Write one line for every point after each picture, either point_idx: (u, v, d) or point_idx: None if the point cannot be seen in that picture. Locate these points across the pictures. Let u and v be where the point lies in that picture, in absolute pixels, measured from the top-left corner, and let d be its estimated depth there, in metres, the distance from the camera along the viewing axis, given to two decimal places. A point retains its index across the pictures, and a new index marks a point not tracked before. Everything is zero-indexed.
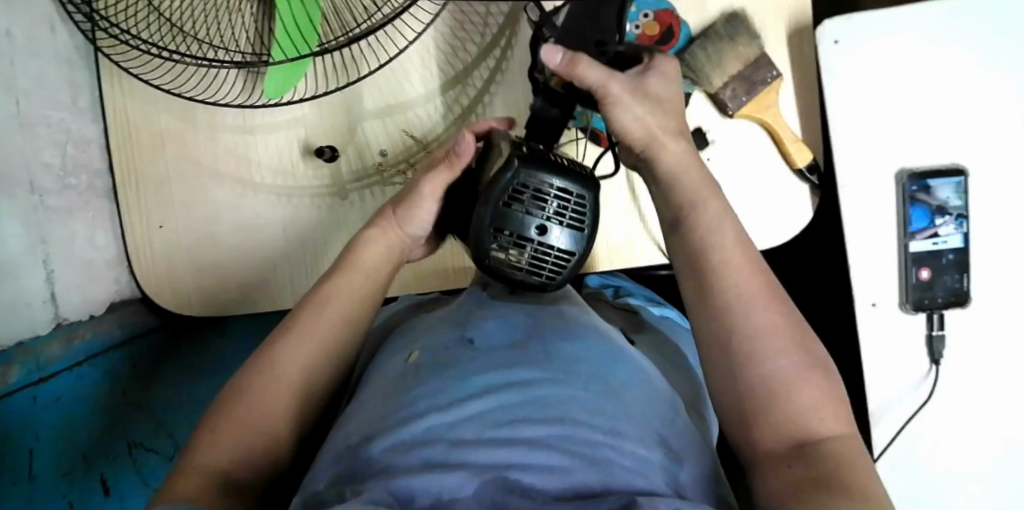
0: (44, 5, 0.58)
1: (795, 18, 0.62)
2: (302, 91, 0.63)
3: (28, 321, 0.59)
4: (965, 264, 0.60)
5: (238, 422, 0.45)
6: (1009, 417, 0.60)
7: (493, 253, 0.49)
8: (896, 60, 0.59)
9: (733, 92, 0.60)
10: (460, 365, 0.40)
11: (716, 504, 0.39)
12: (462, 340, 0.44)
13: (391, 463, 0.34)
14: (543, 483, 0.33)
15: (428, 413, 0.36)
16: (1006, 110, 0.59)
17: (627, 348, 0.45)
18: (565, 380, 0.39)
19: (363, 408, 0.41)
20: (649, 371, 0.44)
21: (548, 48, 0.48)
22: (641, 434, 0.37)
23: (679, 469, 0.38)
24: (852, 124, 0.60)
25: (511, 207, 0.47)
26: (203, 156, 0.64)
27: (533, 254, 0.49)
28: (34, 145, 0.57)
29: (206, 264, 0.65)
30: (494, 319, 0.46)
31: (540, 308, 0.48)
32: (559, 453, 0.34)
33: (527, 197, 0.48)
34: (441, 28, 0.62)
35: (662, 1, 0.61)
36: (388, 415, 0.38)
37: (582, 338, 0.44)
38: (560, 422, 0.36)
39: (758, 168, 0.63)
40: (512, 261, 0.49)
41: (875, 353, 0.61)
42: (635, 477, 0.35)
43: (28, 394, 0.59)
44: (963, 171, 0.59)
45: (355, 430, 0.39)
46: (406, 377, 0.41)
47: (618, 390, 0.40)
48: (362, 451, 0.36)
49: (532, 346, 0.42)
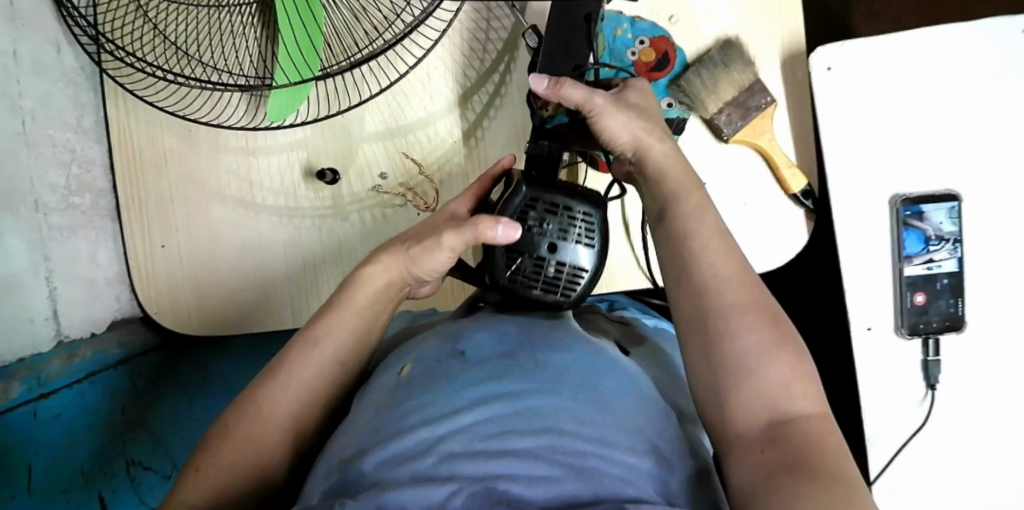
0: (52, 29, 0.59)
1: (789, 44, 0.63)
2: (305, 112, 0.64)
3: (30, 337, 0.58)
4: (959, 289, 0.60)
5: (233, 450, 0.44)
6: (1006, 442, 0.60)
7: (509, 274, 0.52)
8: (889, 86, 0.60)
9: (728, 117, 0.61)
10: (450, 376, 0.41)
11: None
12: (453, 351, 0.44)
13: (381, 478, 0.34)
14: (531, 493, 0.33)
15: (418, 427, 0.37)
16: (998, 136, 0.60)
17: (618, 358, 0.46)
18: (554, 389, 0.39)
19: (354, 422, 0.41)
20: (639, 379, 0.44)
21: (534, 76, 0.50)
22: (631, 442, 0.37)
23: (671, 477, 0.38)
24: (846, 149, 0.61)
25: (527, 223, 0.52)
26: (206, 177, 0.65)
27: (545, 271, 0.52)
28: (39, 164, 0.58)
29: (217, 271, 0.66)
30: (486, 329, 0.46)
31: (531, 322, 0.48)
32: (546, 463, 0.34)
33: (539, 218, 0.52)
34: (442, 53, 0.63)
35: (657, 28, 0.63)
36: (380, 429, 0.38)
37: (572, 348, 0.44)
38: (548, 433, 0.36)
39: (754, 192, 0.64)
40: (528, 280, 0.52)
41: (872, 377, 0.62)
42: (624, 485, 0.35)
43: (28, 410, 0.58)
44: (956, 196, 0.60)
45: (347, 443, 0.39)
46: (397, 391, 0.42)
47: (607, 398, 0.40)
48: (354, 467, 0.36)
49: (522, 356, 0.42)
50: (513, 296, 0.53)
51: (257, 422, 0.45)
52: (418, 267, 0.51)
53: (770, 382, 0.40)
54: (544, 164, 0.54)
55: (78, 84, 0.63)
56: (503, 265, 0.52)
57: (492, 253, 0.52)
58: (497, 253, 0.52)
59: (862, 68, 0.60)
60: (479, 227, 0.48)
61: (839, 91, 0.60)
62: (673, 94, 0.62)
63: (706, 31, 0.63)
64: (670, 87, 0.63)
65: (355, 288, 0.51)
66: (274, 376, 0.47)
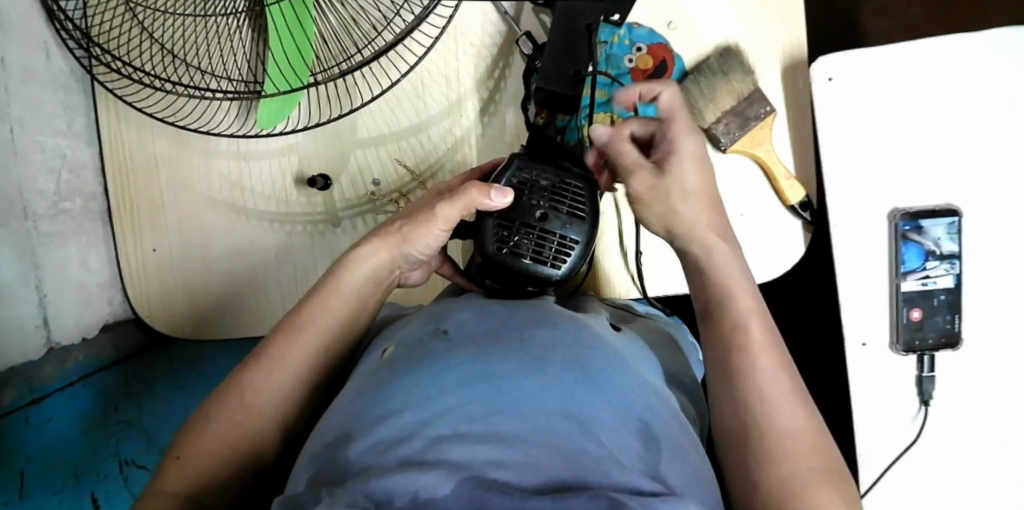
0: (40, 32, 0.59)
1: (790, 54, 0.62)
2: (296, 119, 0.63)
3: (21, 346, 0.59)
4: (956, 306, 0.60)
5: (198, 451, 0.43)
6: (998, 458, 0.60)
7: (497, 245, 0.51)
8: (891, 98, 0.59)
9: (725, 127, 0.60)
10: (436, 356, 0.39)
11: (699, 490, 0.38)
12: (435, 331, 0.43)
13: (368, 465, 0.33)
14: (519, 480, 0.32)
15: (402, 411, 0.35)
16: (1003, 151, 0.58)
17: (603, 334, 0.45)
18: (540, 369, 0.38)
19: (336, 407, 0.40)
20: (627, 359, 0.43)
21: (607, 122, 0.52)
22: (618, 424, 0.37)
23: (660, 460, 0.37)
24: (846, 162, 0.59)
25: (517, 193, 0.52)
26: (196, 181, 0.64)
27: (536, 242, 0.52)
28: (29, 171, 0.58)
29: (207, 257, 0.66)
30: (468, 309, 0.45)
31: (515, 302, 0.47)
32: (533, 448, 0.33)
33: (527, 190, 0.52)
34: (434, 58, 0.63)
35: (655, 34, 0.62)
36: (363, 413, 0.37)
37: (557, 325, 0.43)
38: (536, 415, 0.35)
39: (751, 202, 0.63)
40: (516, 251, 0.51)
41: (866, 393, 0.61)
42: (614, 467, 0.34)
43: (22, 416, 0.61)
44: (956, 212, 0.59)
45: (330, 427, 0.38)
46: (380, 372, 0.41)
47: (595, 378, 0.39)
48: (339, 454, 0.35)
49: (506, 336, 0.41)
50: (504, 271, 0.52)
51: (239, 410, 0.45)
52: (410, 245, 0.51)
53: (776, 418, 0.41)
54: (543, 143, 0.55)
55: (68, 88, 0.63)
56: (493, 237, 0.51)
57: (482, 224, 0.51)
58: (487, 224, 0.51)
59: (864, 79, 0.59)
60: (473, 190, 0.48)
61: (840, 102, 0.59)
62: None
63: (705, 37, 0.62)
64: None
65: (336, 276, 0.50)
66: (256, 362, 0.47)
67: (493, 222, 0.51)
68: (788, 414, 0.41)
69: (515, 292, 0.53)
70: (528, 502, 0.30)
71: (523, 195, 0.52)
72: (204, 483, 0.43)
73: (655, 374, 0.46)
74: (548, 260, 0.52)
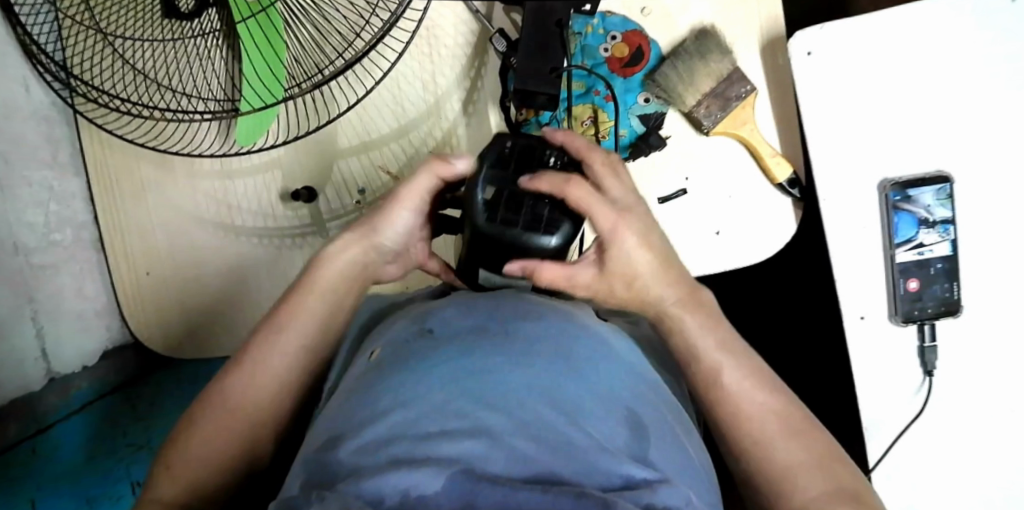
0: (18, 67, 0.59)
1: (769, 31, 0.61)
2: (275, 133, 0.63)
3: (22, 379, 0.62)
4: (954, 273, 0.58)
5: (190, 459, 0.44)
6: (1009, 424, 0.59)
7: (487, 220, 0.44)
8: (873, 67, 0.58)
9: (707, 109, 0.59)
10: (422, 355, 0.39)
11: (688, 471, 0.38)
12: (422, 331, 0.42)
13: (359, 465, 0.33)
14: (511, 470, 0.32)
15: (391, 411, 0.35)
16: (992, 113, 0.57)
17: (588, 324, 0.44)
18: (524, 361, 0.37)
19: (326, 415, 0.39)
20: (613, 347, 0.43)
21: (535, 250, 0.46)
22: (604, 411, 0.36)
23: (648, 447, 0.37)
24: (832, 135, 0.59)
25: (507, 163, 0.46)
26: (182, 202, 0.65)
27: (532, 211, 0.44)
28: (17, 206, 0.59)
29: (198, 272, 0.66)
30: (454, 306, 0.45)
31: (499, 294, 0.46)
32: (522, 440, 0.33)
33: (518, 156, 0.46)
34: (408, 62, 0.63)
35: (629, 21, 0.61)
36: (354, 416, 0.36)
37: (542, 316, 0.42)
38: (522, 407, 0.34)
39: (738, 181, 0.62)
40: (510, 223, 0.44)
41: (867, 368, 0.60)
42: (600, 454, 0.34)
43: (28, 447, 0.63)
44: (947, 178, 0.58)
45: (323, 433, 0.38)
46: (368, 376, 0.40)
47: (580, 367, 0.38)
48: (332, 456, 0.35)
49: (492, 329, 0.41)
50: (489, 246, 0.45)
51: (227, 415, 0.45)
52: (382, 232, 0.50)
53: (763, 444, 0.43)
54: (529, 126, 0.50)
55: (51, 120, 0.63)
56: (483, 208, 0.45)
57: (469, 201, 0.45)
58: (476, 195, 0.45)
59: (843, 51, 0.58)
60: (433, 159, 0.48)
61: (820, 76, 0.58)
62: (649, 89, 0.61)
63: (680, 21, 0.62)
64: (645, 82, 0.61)
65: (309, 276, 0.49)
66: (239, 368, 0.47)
67: (482, 192, 0.45)
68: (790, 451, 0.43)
69: (501, 269, 0.47)
70: (519, 487, 0.30)
71: (513, 164, 0.46)
72: (201, 490, 0.44)
73: (645, 361, 0.46)
74: (535, 233, 0.44)
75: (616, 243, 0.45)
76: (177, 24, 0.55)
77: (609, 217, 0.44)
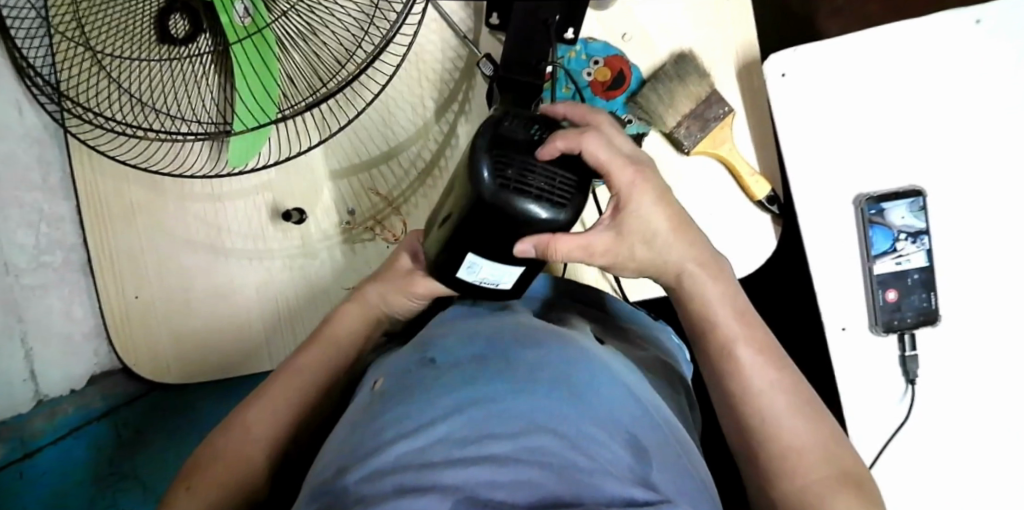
0: (12, 91, 0.60)
1: (744, 55, 0.64)
2: (266, 154, 0.64)
3: (8, 400, 0.62)
4: (931, 283, 0.60)
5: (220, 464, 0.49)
6: (991, 430, 0.60)
7: (497, 180, 0.38)
8: (844, 86, 0.60)
9: (687, 129, 0.62)
10: (424, 385, 0.39)
11: (692, 495, 0.38)
12: (423, 360, 0.42)
13: (363, 493, 0.32)
14: (515, 497, 0.31)
15: (396, 440, 0.35)
16: (956, 129, 0.60)
17: (589, 349, 0.44)
18: (527, 390, 0.37)
19: (331, 448, 0.40)
20: (614, 370, 0.43)
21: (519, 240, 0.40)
22: (606, 436, 0.37)
23: (651, 469, 0.37)
24: (809, 151, 0.61)
25: (513, 131, 0.40)
26: (172, 223, 0.65)
27: (544, 177, 0.39)
28: (8, 229, 0.60)
29: (187, 296, 0.66)
30: (457, 335, 0.45)
31: (499, 320, 0.46)
32: (526, 465, 0.33)
33: (517, 122, 0.41)
34: (398, 85, 0.65)
35: (610, 47, 0.63)
36: (357, 446, 0.36)
37: (542, 344, 0.42)
38: (525, 433, 0.35)
39: (720, 199, 0.64)
40: (520, 188, 0.38)
41: (850, 378, 0.61)
42: (605, 479, 0.33)
43: (15, 471, 0.66)
44: (919, 191, 0.60)
45: (328, 464, 0.37)
46: (370, 407, 0.40)
47: (581, 391, 0.38)
48: (337, 485, 0.34)
49: (494, 359, 0.41)
50: (499, 220, 0.38)
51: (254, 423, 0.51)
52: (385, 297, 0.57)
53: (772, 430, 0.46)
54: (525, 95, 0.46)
55: (42, 143, 0.64)
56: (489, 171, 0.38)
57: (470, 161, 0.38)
58: (481, 153, 0.38)
59: (817, 71, 0.61)
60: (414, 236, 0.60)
61: (795, 95, 0.60)
62: (631, 110, 0.63)
63: (660, 46, 0.65)
64: (627, 104, 0.63)
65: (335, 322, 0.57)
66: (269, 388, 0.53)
67: (487, 154, 0.38)
68: (794, 430, 0.45)
69: (505, 251, 0.41)
70: None
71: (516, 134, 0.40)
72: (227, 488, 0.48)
73: (644, 386, 0.45)
74: (550, 203, 0.39)
75: (636, 201, 0.46)
76: (174, 47, 0.57)
77: (626, 175, 0.44)
